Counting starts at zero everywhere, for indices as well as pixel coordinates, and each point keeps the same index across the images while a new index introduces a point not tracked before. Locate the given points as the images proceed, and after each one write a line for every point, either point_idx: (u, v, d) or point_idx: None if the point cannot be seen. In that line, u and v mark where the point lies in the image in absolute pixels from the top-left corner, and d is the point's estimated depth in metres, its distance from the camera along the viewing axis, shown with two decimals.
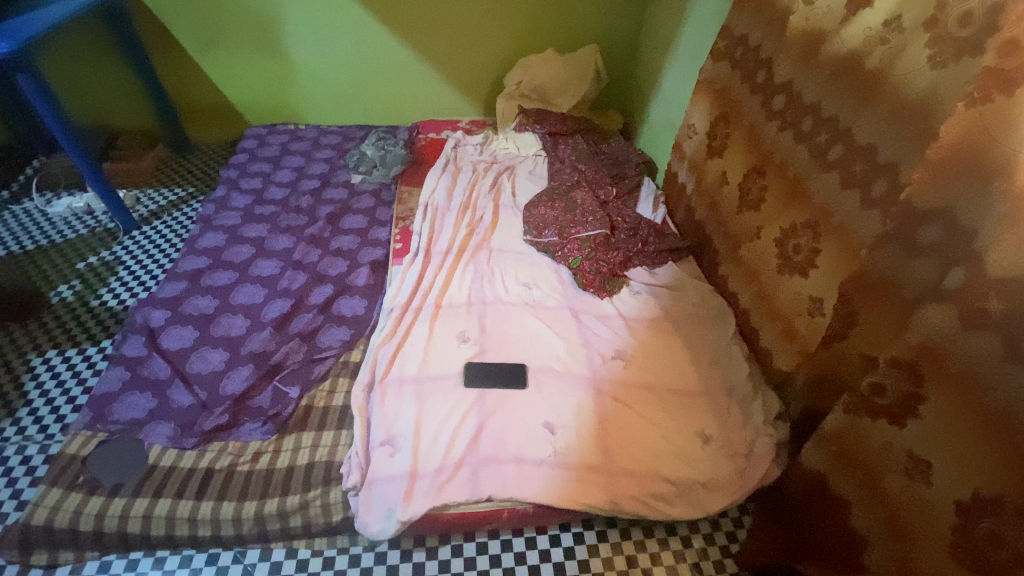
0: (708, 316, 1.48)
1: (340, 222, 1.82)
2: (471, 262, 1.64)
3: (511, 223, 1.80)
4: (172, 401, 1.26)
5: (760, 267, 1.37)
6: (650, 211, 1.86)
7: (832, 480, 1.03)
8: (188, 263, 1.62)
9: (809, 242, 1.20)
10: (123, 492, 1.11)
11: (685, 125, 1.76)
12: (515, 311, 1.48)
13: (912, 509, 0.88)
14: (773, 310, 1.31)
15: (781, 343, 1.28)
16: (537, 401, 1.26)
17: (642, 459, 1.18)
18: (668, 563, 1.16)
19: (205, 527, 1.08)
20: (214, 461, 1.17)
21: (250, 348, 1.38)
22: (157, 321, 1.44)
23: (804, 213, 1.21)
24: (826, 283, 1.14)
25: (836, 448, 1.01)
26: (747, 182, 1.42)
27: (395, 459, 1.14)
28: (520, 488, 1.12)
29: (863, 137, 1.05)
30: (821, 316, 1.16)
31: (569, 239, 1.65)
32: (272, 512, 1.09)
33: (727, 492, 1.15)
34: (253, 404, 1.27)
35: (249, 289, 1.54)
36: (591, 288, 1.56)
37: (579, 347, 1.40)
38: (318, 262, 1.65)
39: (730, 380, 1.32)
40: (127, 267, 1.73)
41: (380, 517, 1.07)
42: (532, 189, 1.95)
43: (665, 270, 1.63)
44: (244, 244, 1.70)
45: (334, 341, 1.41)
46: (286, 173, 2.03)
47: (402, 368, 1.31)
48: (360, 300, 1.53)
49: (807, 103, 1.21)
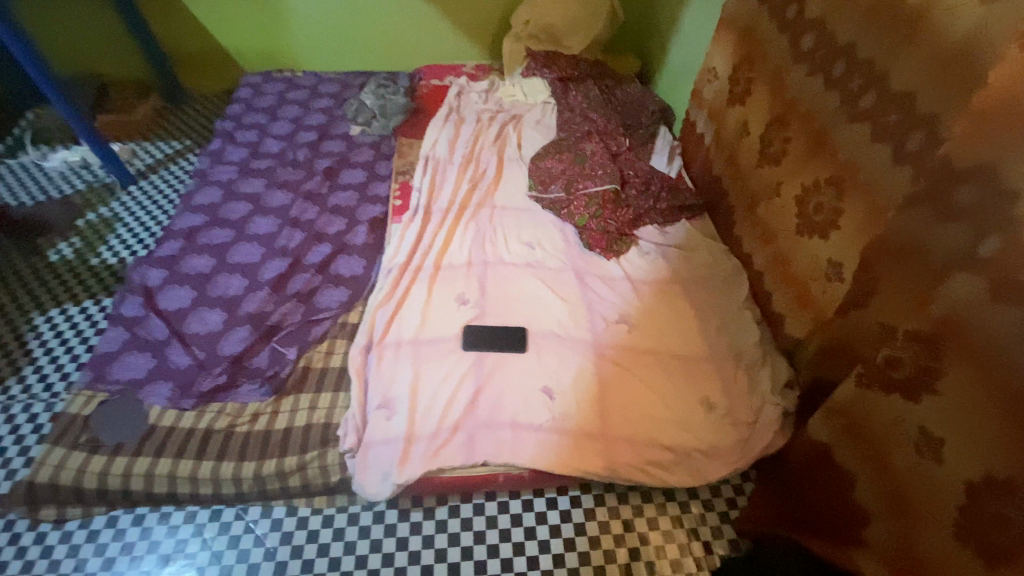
0: (720, 278, 1.41)
1: (338, 177, 1.76)
2: (473, 220, 1.58)
3: (516, 178, 1.72)
4: (170, 361, 1.25)
5: (778, 226, 1.28)
6: (665, 163, 1.75)
7: (838, 453, 1.01)
8: (184, 220, 1.58)
9: (831, 201, 1.11)
10: (125, 451, 1.12)
11: (704, 69, 1.63)
12: (516, 274, 1.43)
13: (918, 486, 0.86)
14: (789, 274, 1.24)
15: (795, 308, 1.22)
16: (536, 366, 1.23)
17: (643, 426, 1.14)
18: (665, 529, 1.14)
19: (206, 485, 1.10)
20: (212, 423, 1.16)
21: (247, 309, 1.36)
22: (154, 280, 1.42)
23: (828, 168, 1.11)
24: (849, 247, 1.06)
25: (844, 421, 0.99)
26: (770, 133, 1.32)
27: (391, 422, 1.13)
28: (516, 453, 1.10)
29: (899, 84, 0.95)
30: (839, 283, 1.09)
31: (575, 195, 1.59)
32: (271, 472, 1.10)
33: (729, 460, 1.11)
34: (251, 365, 1.26)
35: (246, 248, 1.51)
36: (597, 248, 1.49)
37: (582, 310, 1.35)
38: (315, 220, 1.60)
39: (739, 345, 1.26)
40: (126, 224, 1.70)
41: (376, 479, 1.07)
42: (540, 139, 1.86)
43: (676, 228, 1.55)
44: (240, 200, 1.65)
45: (332, 302, 1.38)
46: (282, 125, 1.95)
47: (400, 331, 1.29)
48: (358, 260, 1.49)
49: (840, 44, 1.09)
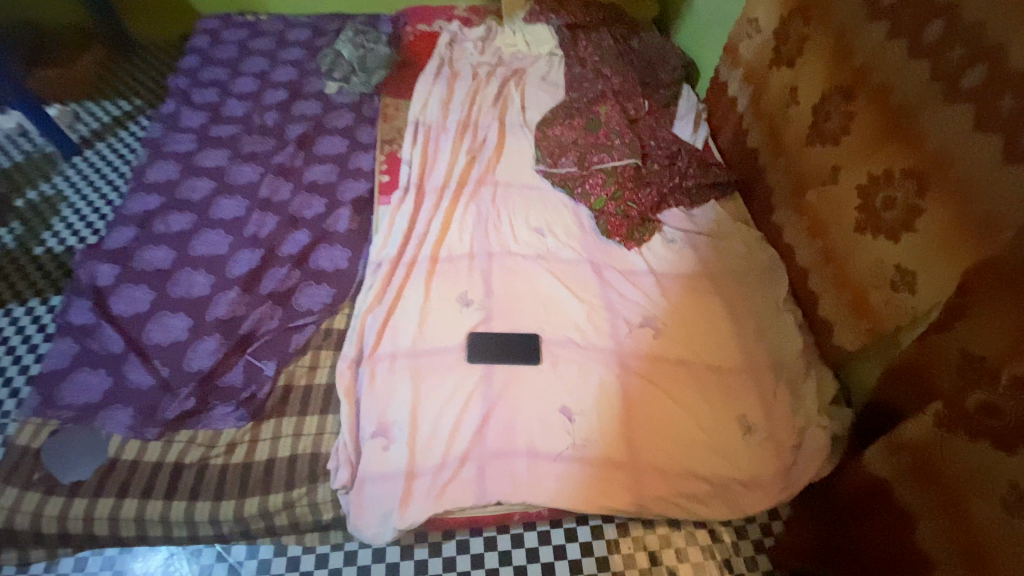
0: (756, 273, 1.25)
1: (313, 147, 1.52)
2: (473, 201, 1.38)
3: (521, 149, 1.50)
4: (129, 381, 1.08)
5: (831, 219, 1.10)
6: (690, 131, 1.54)
7: (898, 489, 0.87)
8: (137, 201, 1.36)
9: (908, 197, 0.93)
10: (85, 491, 0.96)
11: (743, 20, 1.39)
12: (525, 267, 1.25)
13: (1003, 546, 0.73)
14: (842, 276, 1.08)
15: (847, 316, 1.07)
16: (550, 381, 1.08)
17: (675, 455, 1.02)
18: (696, 561, 1.04)
19: (180, 529, 0.95)
20: (182, 455, 1.01)
21: (215, 314, 1.17)
22: (105, 279, 1.22)
23: (906, 158, 0.93)
24: (926, 255, 0.90)
25: (910, 459, 0.84)
26: (826, 105, 1.12)
27: (389, 453, 0.99)
28: (533, 488, 0.98)
29: (1019, 61, 0.76)
30: (909, 295, 0.94)
31: (589, 170, 1.39)
32: (254, 512, 0.96)
33: (770, 492, 1.00)
34: (223, 383, 1.09)
35: (211, 237, 1.30)
36: (617, 235, 1.31)
37: (601, 312, 1.18)
38: (289, 201, 1.39)
39: (779, 354, 1.13)
40: (72, 204, 1.47)
41: (374, 521, 0.94)
42: (546, 100, 1.62)
43: (703, 211, 1.37)
44: (202, 176, 1.42)
45: (314, 304, 1.20)
46: (246, 82, 1.68)
47: (395, 340, 1.12)
48: (342, 251, 1.30)
49: (937, 2, 0.88)
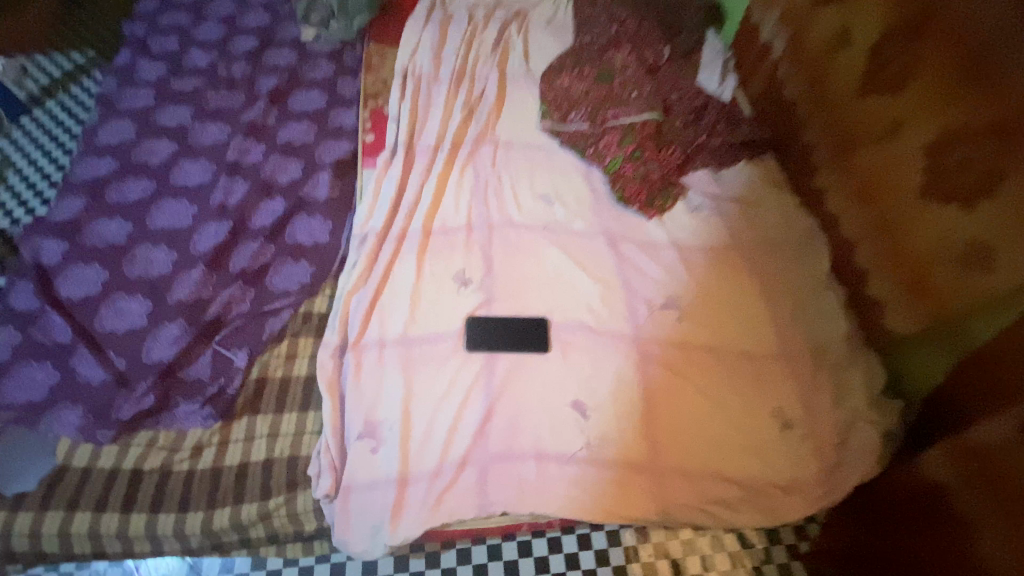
0: (793, 245, 1.10)
1: (287, 102, 1.34)
2: (470, 163, 1.21)
3: (524, 103, 1.32)
4: (79, 375, 0.94)
5: (887, 182, 0.95)
6: (717, 82, 1.35)
7: (959, 498, 0.72)
8: (86, 166, 1.19)
9: (991, 157, 0.78)
10: (30, 504, 0.84)
11: None
12: (530, 239, 1.10)
13: None
14: (897, 250, 0.93)
15: (902, 296, 0.92)
16: (560, 372, 0.94)
17: (703, 456, 0.90)
18: (723, 569, 0.94)
19: (141, 544, 0.84)
20: (142, 460, 0.89)
21: (177, 297, 1.02)
22: (50, 257, 1.07)
23: (992, 109, 0.77)
24: (1011, 227, 0.75)
25: (978, 466, 0.69)
26: (887, 46, 0.94)
27: (377, 457, 0.87)
28: (542, 496, 0.86)
29: None
30: (983, 274, 0.80)
31: (602, 128, 1.22)
32: (224, 526, 0.84)
33: (811, 496, 0.89)
34: (188, 377, 0.96)
35: (171, 207, 1.14)
36: (635, 203, 1.15)
37: (618, 291, 1.04)
38: (261, 165, 1.22)
39: (820, 340, 0.99)
40: (18, 170, 1.30)
41: (361, 535, 0.83)
42: (553, 47, 1.43)
43: (732, 173, 1.21)
44: (161, 137, 1.25)
45: (290, 284, 1.06)
46: (210, 28, 1.48)
47: (383, 326, 0.98)
48: (322, 223, 1.14)
49: None
